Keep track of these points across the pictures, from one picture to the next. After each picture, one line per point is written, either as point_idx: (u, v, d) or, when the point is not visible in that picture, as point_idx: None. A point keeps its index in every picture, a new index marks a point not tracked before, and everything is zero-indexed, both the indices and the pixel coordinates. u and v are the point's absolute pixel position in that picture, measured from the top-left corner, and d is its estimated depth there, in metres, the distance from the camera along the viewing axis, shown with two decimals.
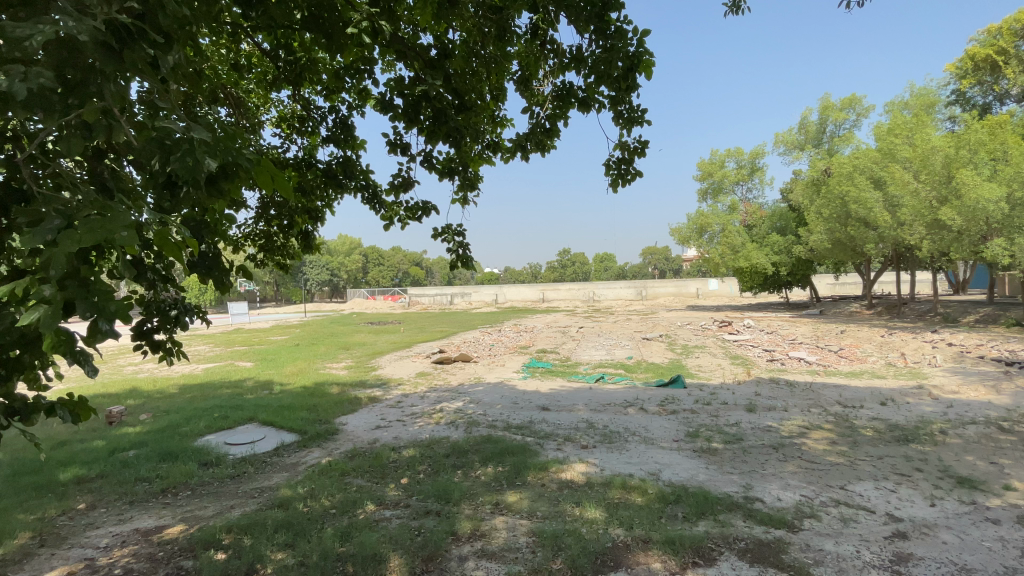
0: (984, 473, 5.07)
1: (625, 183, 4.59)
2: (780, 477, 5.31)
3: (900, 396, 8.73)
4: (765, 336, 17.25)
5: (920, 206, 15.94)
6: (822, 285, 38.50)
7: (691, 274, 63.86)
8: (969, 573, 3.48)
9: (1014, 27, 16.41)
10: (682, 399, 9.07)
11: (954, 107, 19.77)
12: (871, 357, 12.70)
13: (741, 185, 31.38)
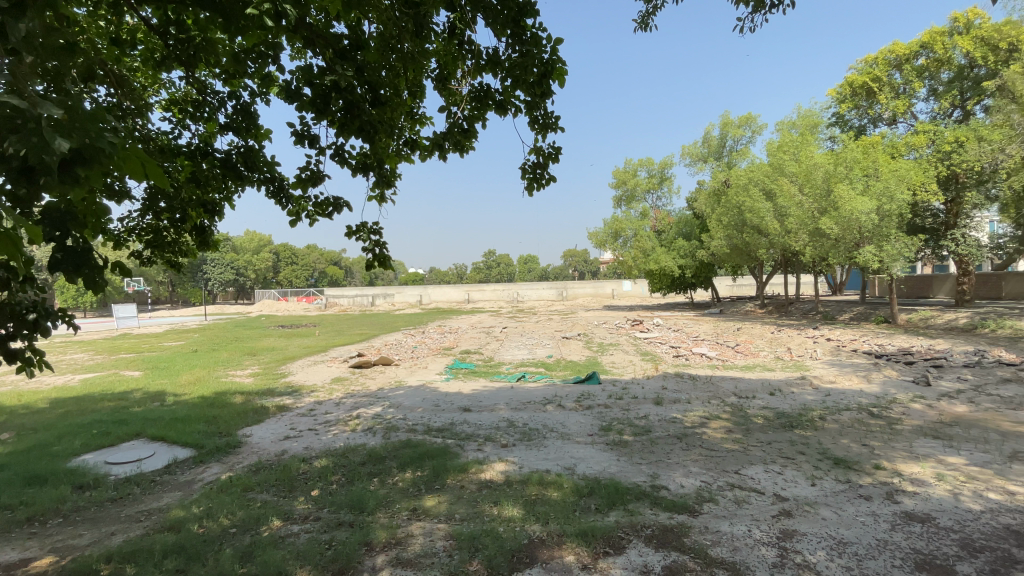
0: (857, 454, 5.72)
1: (540, 187, 4.70)
2: (683, 465, 5.64)
3: (786, 386, 9.70)
4: (672, 333, 18.46)
5: (804, 216, 17.88)
6: (722, 286, 42.02)
7: (608, 276, 66.88)
8: (842, 542, 3.89)
9: (888, 57, 19.23)
10: (597, 395, 9.40)
11: (834, 128, 22.08)
12: (762, 351, 14.03)
13: (652, 193, 33.35)
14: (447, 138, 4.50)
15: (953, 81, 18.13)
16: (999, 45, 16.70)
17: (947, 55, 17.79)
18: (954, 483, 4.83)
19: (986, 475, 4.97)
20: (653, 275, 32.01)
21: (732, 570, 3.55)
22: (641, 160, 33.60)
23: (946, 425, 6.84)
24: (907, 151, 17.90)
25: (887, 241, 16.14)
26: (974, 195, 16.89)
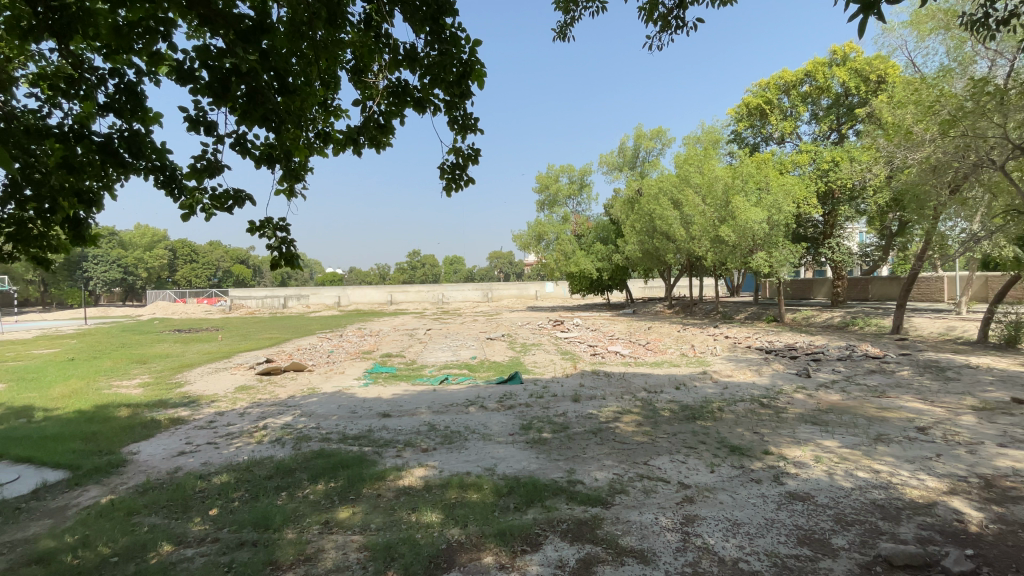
0: (750, 442, 6.29)
1: (458, 188, 4.71)
2: (597, 459, 5.88)
3: (691, 380, 10.47)
4: (591, 333, 19.21)
5: (707, 224, 19.41)
6: (636, 288, 44.43)
7: (531, 277, 68.15)
8: (736, 523, 4.25)
9: (779, 82, 21.40)
10: (518, 394, 9.54)
11: (734, 144, 24.15)
12: (670, 349, 15.03)
13: (572, 199, 34.46)
14: (362, 132, 4.35)
15: (831, 107, 20.53)
16: (869, 77, 19.12)
17: (826, 83, 20.10)
18: (828, 464, 5.46)
19: (854, 456, 5.67)
20: (574, 278, 33.11)
21: (640, 557, 3.74)
22: (562, 166, 34.61)
23: (822, 412, 7.73)
24: (792, 168, 20.06)
25: (776, 248, 17.97)
26: (845, 209, 19.35)
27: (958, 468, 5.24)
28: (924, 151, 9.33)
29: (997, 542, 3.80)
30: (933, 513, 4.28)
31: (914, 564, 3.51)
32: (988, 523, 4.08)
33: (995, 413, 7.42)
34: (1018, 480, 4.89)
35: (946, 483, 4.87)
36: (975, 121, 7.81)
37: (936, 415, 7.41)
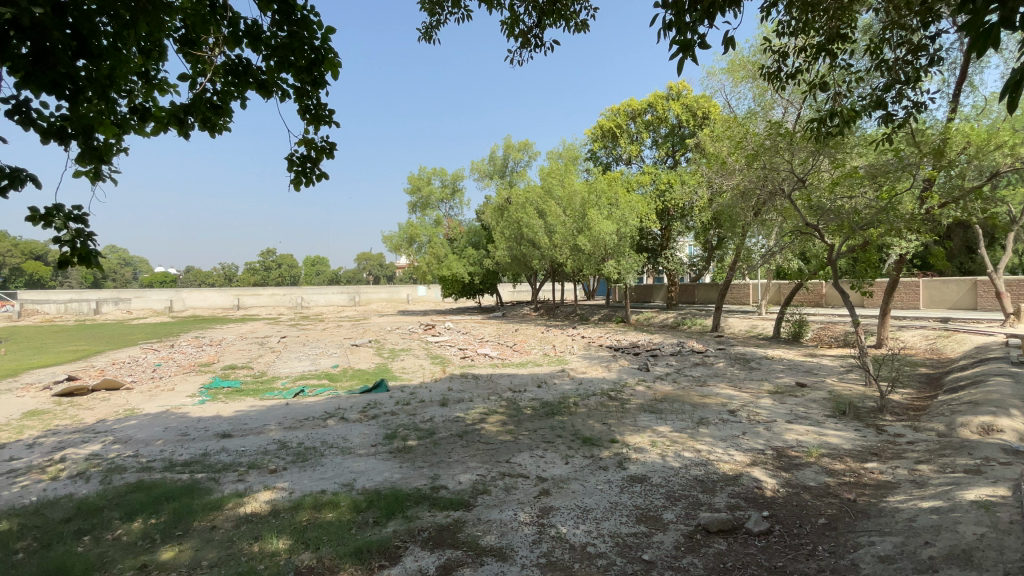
0: (600, 432, 6.88)
1: (310, 183, 4.41)
2: (461, 462, 5.91)
3: (552, 379, 11.10)
4: (461, 336, 19.33)
5: (567, 234, 20.84)
6: (505, 292, 45.98)
7: (403, 280, 66.42)
8: (586, 510, 4.59)
9: (627, 109, 23.87)
10: (383, 402, 9.17)
11: (591, 162, 26.33)
12: (534, 349, 15.79)
13: (445, 203, 34.31)
14: (191, 112, 3.81)
15: (668, 135, 23.48)
16: (696, 113, 22.37)
17: (664, 114, 22.95)
18: (662, 447, 6.21)
19: (683, 438, 6.53)
20: (445, 282, 33.00)
21: (498, 555, 3.83)
22: (434, 170, 34.27)
23: (659, 401, 8.77)
24: (636, 187, 22.53)
25: (624, 257, 20.00)
26: (678, 225, 22.54)
27: (757, 443, 6.34)
28: (736, 179, 11.12)
29: (782, 502, 4.66)
30: (739, 483, 5.10)
31: (725, 528, 4.13)
32: (777, 487, 5.00)
33: (784, 395, 9.14)
34: (797, 449, 6.08)
35: (749, 456, 5.85)
36: (771, 157, 9.48)
37: (743, 399, 8.87)
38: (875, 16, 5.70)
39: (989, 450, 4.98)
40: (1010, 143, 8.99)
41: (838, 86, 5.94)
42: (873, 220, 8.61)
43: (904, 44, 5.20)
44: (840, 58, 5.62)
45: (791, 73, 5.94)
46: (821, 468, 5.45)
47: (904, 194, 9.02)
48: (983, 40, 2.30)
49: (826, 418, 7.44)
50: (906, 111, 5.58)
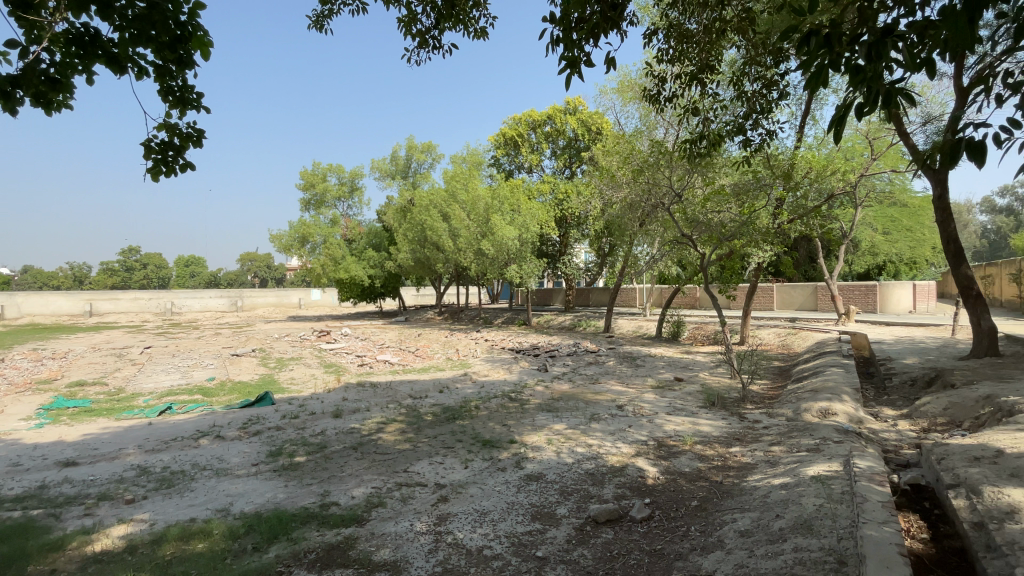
0: (499, 434, 6.96)
1: (171, 174, 3.95)
2: (355, 476, 5.62)
3: (453, 383, 11.02)
4: (358, 342, 18.43)
5: (471, 237, 20.88)
6: (407, 295, 44.85)
7: (295, 283, 61.83)
8: (483, 513, 4.61)
9: (528, 120, 24.61)
10: (268, 417, 8.43)
11: (494, 168, 26.70)
12: (436, 354, 15.57)
13: (342, 202, 32.54)
14: (22, 86, 3.17)
15: (566, 147, 24.60)
16: (591, 127, 23.69)
17: (562, 127, 24.03)
18: (556, 444, 6.45)
19: (576, 434, 6.84)
20: (342, 285, 31.27)
21: (392, 569, 3.70)
22: (330, 166, 32.38)
23: (556, 400, 9.11)
24: (536, 195, 23.30)
25: (526, 262, 20.55)
26: (574, 233, 23.73)
27: (641, 434, 6.85)
28: (625, 192, 11.95)
29: (663, 488, 5.08)
30: (626, 473, 5.47)
31: (611, 517, 4.39)
32: (658, 475, 5.43)
33: (665, 390, 9.99)
34: (675, 438, 6.68)
35: (634, 448, 6.30)
36: (654, 173, 10.33)
37: (630, 394, 9.55)
38: (737, 52, 6.47)
39: (823, 431, 5.88)
40: (839, 171, 10.74)
41: (707, 111, 6.64)
42: (736, 233, 9.75)
43: (760, 78, 5.97)
44: (709, 87, 6.29)
45: (669, 97, 6.52)
46: (695, 455, 6.04)
47: (762, 210, 10.34)
48: (813, 76, 2.77)
49: (700, 409, 8.27)
50: (760, 139, 6.39)
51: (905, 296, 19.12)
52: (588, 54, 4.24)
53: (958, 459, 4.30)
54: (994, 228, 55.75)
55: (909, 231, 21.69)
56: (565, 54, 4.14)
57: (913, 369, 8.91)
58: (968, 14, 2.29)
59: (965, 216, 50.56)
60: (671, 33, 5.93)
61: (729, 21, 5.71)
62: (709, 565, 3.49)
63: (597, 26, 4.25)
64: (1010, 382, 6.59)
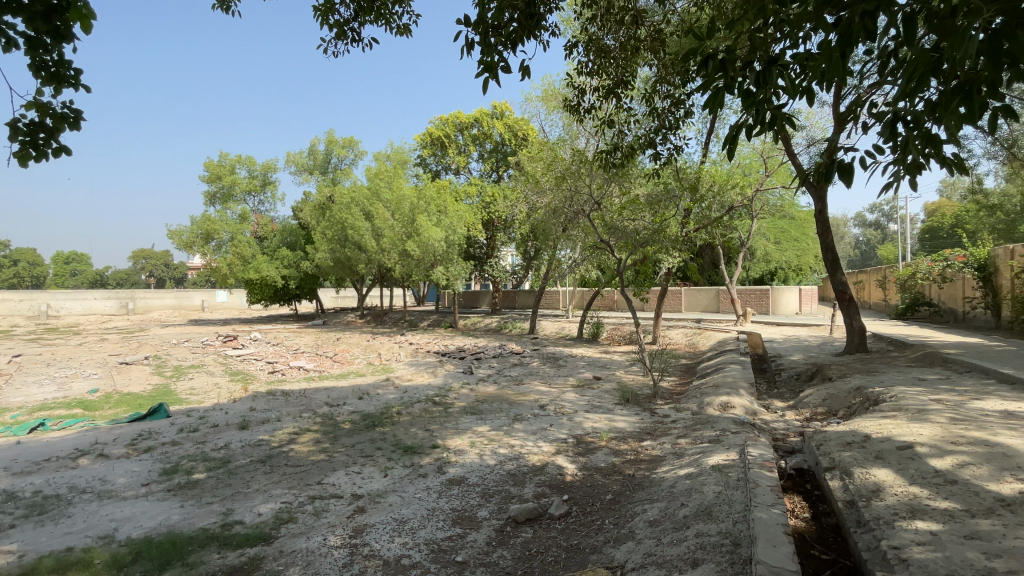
0: (420, 439, 6.83)
1: (41, 158, 3.46)
2: (262, 491, 5.24)
3: (373, 388, 10.64)
4: (270, 347, 17.25)
5: (395, 238, 20.34)
6: (326, 298, 42.76)
7: (197, 283, 56.50)
8: (402, 522, 4.49)
9: (455, 121, 24.48)
10: (162, 431, 7.62)
11: (419, 167, 26.22)
12: (356, 359, 14.96)
13: (253, 196, 30.27)
14: None
15: (493, 151, 24.76)
16: (517, 133, 24.04)
17: (489, 131, 24.18)
18: (479, 447, 6.45)
19: (499, 436, 6.88)
20: (253, 285, 29.08)
21: None
22: (240, 157, 30.05)
23: (480, 402, 9.12)
24: (463, 197, 23.24)
25: (452, 264, 20.40)
26: (500, 236, 23.96)
27: (562, 433, 7.05)
28: (548, 197, 12.23)
29: (580, 485, 5.26)
30: (546, 472, 5.60)
31: (531, 516, 4.48)
32: (577, 471, 5.62)
33: (585, 389, 10.37)
34: (593, 435, 6.94)
35: (555, 446, 6.47)
36: (575, 181, 10.68)
37: (552, 394, 9.79)
38: (650, 70, 6.86)
39: (723, 423, 6.41)
40: (738, 186, 11.83)
41: (622, 124, 6.99)
42: (649, 240, 10.32)
43: (669, 97, 6.37)
44: (624, 102, 6.62)
45: (587, 107, 6.78)
46: (611, 450, 6.32)
47: (672, 220, 11.09)
48: (712, 96, 3.01)
49: (616, 406, 8.67)
50: (669, 153, 6.83)
51: (793, 299, 21.41)
52: (505, 59, 4.31)
53: (833, 444, 4.88)
54: (863, 240, 64.12)
55: (796, 241, 24.33)
56: (484, 59, 4.18)
57: (798, 364, 10.00)
58: (839, 51, 2.60)
59: (840, 228, 57.60)
60: (590, 47, 6.18)
61: (643, 41, 6.06)
62: (621, 556, 3.67)
63: (515, 34, 4.33)
64: (873, 374, 7.61)
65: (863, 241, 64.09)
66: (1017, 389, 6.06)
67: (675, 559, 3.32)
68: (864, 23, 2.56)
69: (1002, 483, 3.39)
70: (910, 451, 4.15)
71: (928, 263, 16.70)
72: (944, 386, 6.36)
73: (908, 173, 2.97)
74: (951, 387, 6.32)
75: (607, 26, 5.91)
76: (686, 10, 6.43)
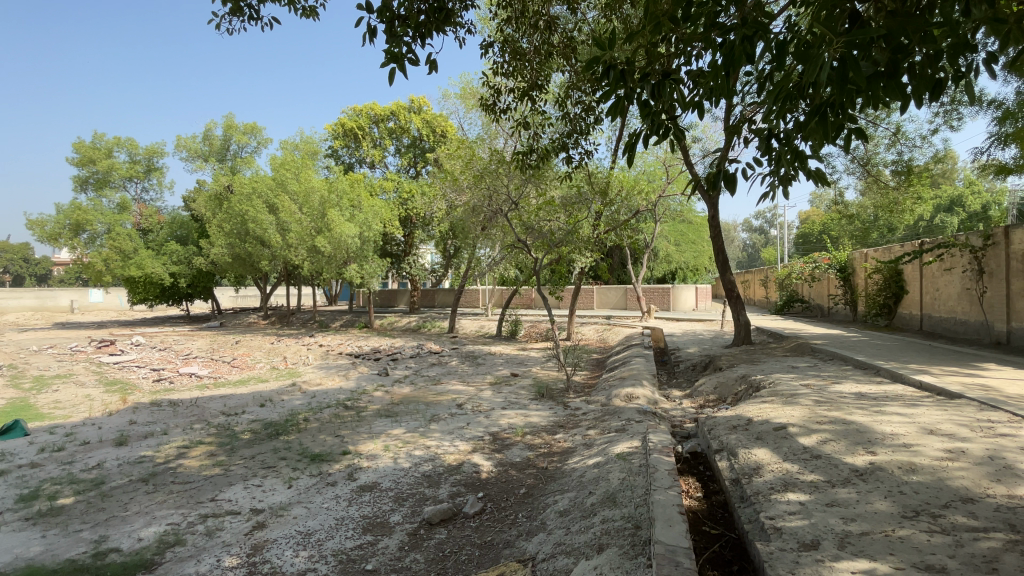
0: (330, 446, 6.50)
1: None
2: (144, 513, 4.68)
3: (277, 395, 9.94)
4: (155, 353, 15.45)
5: (303, 233, 19.12)
6: (224, 297, 39.31)
7: (63, 281, 49.12)
8: (307, 534, 4.25)
9: (370, 112, 23.62)
10: (16, 452, 6.54)
11: (331, 159, 24.83)
12: (258, 363, 13.88)
13: (134, 183, 26.87)
14: None
15: (410, 146, 24.13)
16: (435, 129, 23.75)
17: (406, 125, 23.51)
18: (393, 450, 6.26)
19: (414, 438, 6.74)
20: (134, 283, 25.93)
21: None
22: (118, 139, 26.60)
23: (395, 405, 8.86)
24: (379, 192, 22.46)
25: (367, 262, 19.59)
26: (419, 233, 23.45)
27: (478, 430, 7.07)
28: (466, 196, 11.98)
29: (495, 481, 5.30)
30: (461, 471, 5.58)
31: (445, 517, 4.44)
32: (492, 468, 5.65)
33: (501, 386, 10.48)
34: (509, 431, 7.05)
35: (470, 444, 6.47)
36: (493, 180, 10.61)
37: (469, 393, 9.75)
38: (565, 76, 7.03)
39: (628, 413, 6.81)
40: (643, 192, 12.83)
41: (538, 128, 7.12)
42: (563, 240, 10.87)
43: (581, 104, 6.60)
44: (539, 105, 6.74)
45: (504, 108, 6.79)
46: (525, 445, 6.45)
47: (584, 221, 11.54)
48: (614, 104, 3.18)
49: (531, 402, 8.85)
50: (581, 157, 7.03)
51: (691, 296, 23.29)
52: (413, 51, 4.21)
53: (722, 428, 5.38)
54: (750, 244, 71.65)
55: (694, 244, 26.50)
56: (390, 48, 4.06)
57: (694, 356, 10.89)
58: (724, 71, 2.88)
59: (729, 232, 63.58)
60: (505, 48, 6.23)
61: (556, 47, 6.25)
62: (533, 548, 3.77)
63: (423, 27, 4.23)
64: (756, 364, 8.49)
65: (750, 245, 71.51)
66: (866, 373, 7.09)
67: (583, 546, 3.48)
68: (745, 47, 2.83)
69: (856, 456, 3.94)
70: (784, 431, 4.70)
71: (801, 264, 18.91)
72: (812, 373, 7.24)
73: (782, 184, 3.33)
74: (817, 373, 7.22)
75: (521, 29, 5.99)
76: (596, 21, 6.70)
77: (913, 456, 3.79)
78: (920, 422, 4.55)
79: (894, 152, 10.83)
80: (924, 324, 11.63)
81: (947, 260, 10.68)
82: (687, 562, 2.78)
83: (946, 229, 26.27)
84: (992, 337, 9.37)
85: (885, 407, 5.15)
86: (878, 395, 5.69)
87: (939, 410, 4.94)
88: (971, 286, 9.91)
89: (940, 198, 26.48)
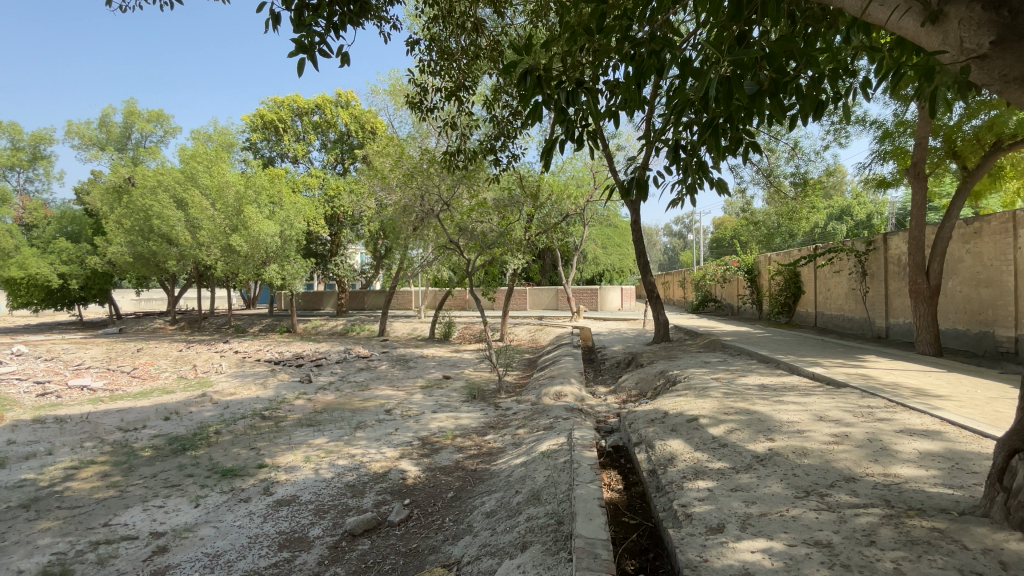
0: (244, 459, 6.07)
1: None
2: (21, 544, 4.12)
3: (185, 406, 9.15)
4: (38, 364, 13.71)
5: (216, 231, 17.74)
6: (124, 301, 35.77)
7: None
8: (216, 555, 3.94)
9: (292, 105, 22.54)
10: None
11: (248, 152, 23.31)
12: (163, 373, 12.70)
13: (16, 172, 23.86)
14: None
15: (337, 142, 23.20)
16: (364, 125, 23.01)
17: (333, 119, 22.66)
18: (315, 461, 5.97)
19: (338, 446, 6.47)
20: (13, 285, 22.87)
21: None
22: None
23: (318, 413, 8.46)
24: (302, 188, 21.41)
25: (288, 262, 18.51)
26: (346, 233, 22.59)
27: (406, 436, 6.92)
28: (396, 195, 11.69)
29: (422, 486, 5.22)
30: (388, 478, 5.43)
31: (369, 527, 4.30)
32: (419, 473, 5.56)
33: (431, 389, 10.33)
34: (438, 435, 6.96)
35: (399, 450, 6.33)
36: (424, 180, 10.35)
37: (399, 398, 9.53)
38: (495, 82, 7.05)
39: (556, 411, 6.97)
40: (572, 196, 13.25)
41: (466, 128, 7.09)
42: (495, 241, 10.95)
43: (509, 108, 6.66)
44: (467, 106, 6.74)
45: (431, 107, 6.69)
46: (454, 448, 6.41)
47: (516, 223, 11.74)
48: (533, 109, 3.22)
49: (462, 404, 8.80)
50: (509, 160, 7.07)
51: (617, 296, 24.29)
52: (327, 43, 4.01)
53: (642, 422, 5.66)
54: (671, 248, 75.94)
55: (619, 247, 27.71)
56: (298, 38, 3.83)
57: (619, 354, 11.35)
58: (634, 83, 3.03)
59: (652, 236, 67.00)
60: (432, 46, 6.18)
61: (483, 49, 6.24)
62: (458, 551, 3.75)
63: (336, 17, 4.05)
64: (674, 360, 8.99)
65: (671, 247, 75.90)
66: (769, 366, 7.74)
67: (508, 546, 3.51)
68: (652, 61, 2.98)
69: (757, 443, 4.28)
70: (696, 423, 5.01)
71: (715, 267, 20.36)
72: (722, 367, 7.79)
73: (689, 192, 3.55)
74: (726, 368, 7.78)
75: (448, 28, 5.94)
76: (523, 26, 6.76)
77: (805, 441, 4.19)
78: (812, 410, 5.04)
79: (792, 165, 11.93)
80: (817, 320, 12.91)
81: (837, 263, 11.90)
82: (605, 553, 2.89)
83: (836, 235, 29.32)
84: (873, 331, 10.59)
85: (783, 397, 5.65)
86: (778, 387, 6.23)
87: (828, 399, 5.50)
88: (857, 286, 11.14)
89: (833, 208, 29.58)
